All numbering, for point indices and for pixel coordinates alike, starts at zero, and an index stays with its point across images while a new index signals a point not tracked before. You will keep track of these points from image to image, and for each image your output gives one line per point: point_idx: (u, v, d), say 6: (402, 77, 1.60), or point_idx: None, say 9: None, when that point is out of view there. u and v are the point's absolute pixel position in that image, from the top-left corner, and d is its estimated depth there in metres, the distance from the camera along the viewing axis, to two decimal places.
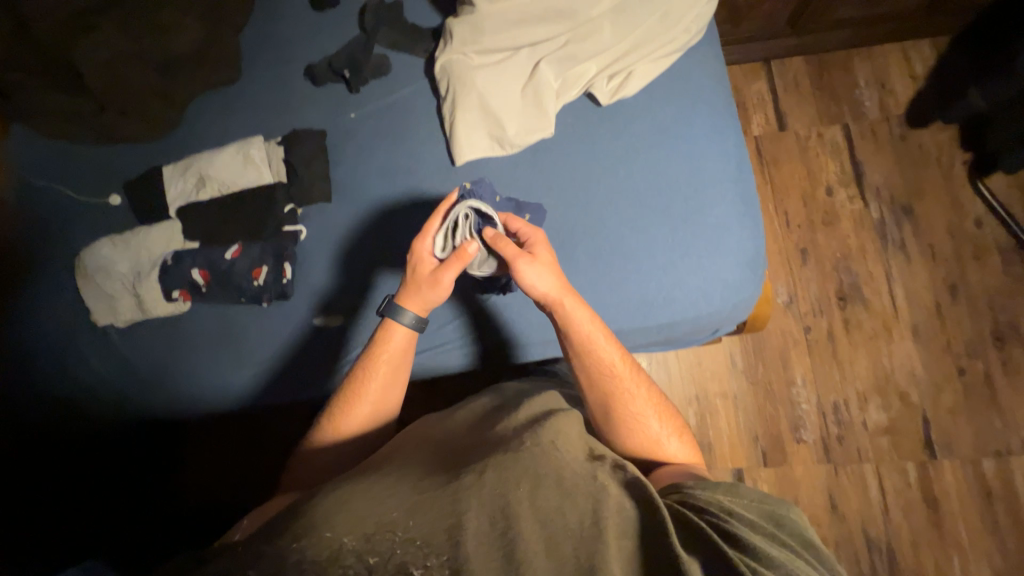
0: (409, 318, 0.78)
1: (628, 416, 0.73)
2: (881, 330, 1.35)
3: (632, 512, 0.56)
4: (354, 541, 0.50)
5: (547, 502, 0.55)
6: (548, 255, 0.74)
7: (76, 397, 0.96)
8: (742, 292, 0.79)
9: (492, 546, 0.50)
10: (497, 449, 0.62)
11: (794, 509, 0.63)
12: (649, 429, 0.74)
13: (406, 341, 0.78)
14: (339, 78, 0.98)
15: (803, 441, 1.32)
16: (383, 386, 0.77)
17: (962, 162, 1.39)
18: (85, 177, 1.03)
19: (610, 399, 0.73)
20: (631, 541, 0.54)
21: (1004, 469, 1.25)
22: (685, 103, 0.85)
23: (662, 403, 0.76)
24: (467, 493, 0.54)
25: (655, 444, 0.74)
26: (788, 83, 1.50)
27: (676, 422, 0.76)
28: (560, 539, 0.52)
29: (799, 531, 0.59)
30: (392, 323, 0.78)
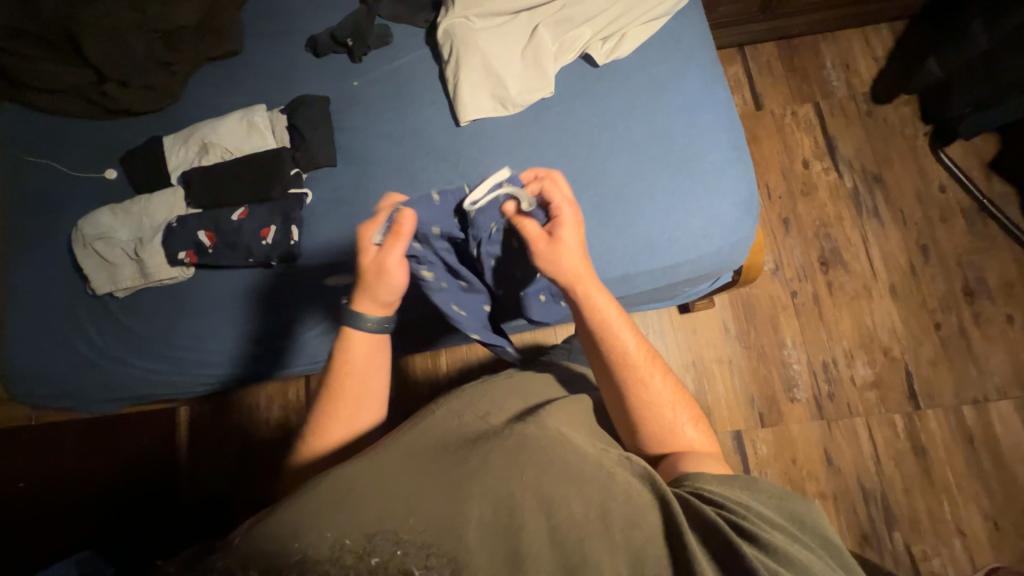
0: (371, 322, 0.71)
1: (642, 403, 0.70)
2: (862, 291, 1.42)
3: (641, 500, 0.54)
4: (355, 541, 0.47)
5: (553, 492, 0.53)
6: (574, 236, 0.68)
7: (72, 372, 0.93)
8: (738, 233, 0.85)
9: (496, 540, 0.49)
10: (499, 436, 0.60)
11: (815, 506, 0.61)
12: (663, 416, 0.70)
13: (367, 345, 0.72)
14: (341, 49, 1.01)
15: (796, 399, 1.36)
16: (361, 383, 0.72)
17: (923, 134, 1.50)
18: (78, 151, 1.01)
19: (623, 388, 0.70)
20: (642, 532, 0.51)
21: (983, 415, 1.32)
22: (676, 61, 0.91)
23: (680, 391, 0.72)
24: (471, 482, 0.53)
25: (671, 429, 0.70)
26: (762, 66, 1.59)
27: (691, 408, 0.72)
28: (566, 531, 0.50)
29: (820, 531, 0.58)
30: (351, 330, 0.71)
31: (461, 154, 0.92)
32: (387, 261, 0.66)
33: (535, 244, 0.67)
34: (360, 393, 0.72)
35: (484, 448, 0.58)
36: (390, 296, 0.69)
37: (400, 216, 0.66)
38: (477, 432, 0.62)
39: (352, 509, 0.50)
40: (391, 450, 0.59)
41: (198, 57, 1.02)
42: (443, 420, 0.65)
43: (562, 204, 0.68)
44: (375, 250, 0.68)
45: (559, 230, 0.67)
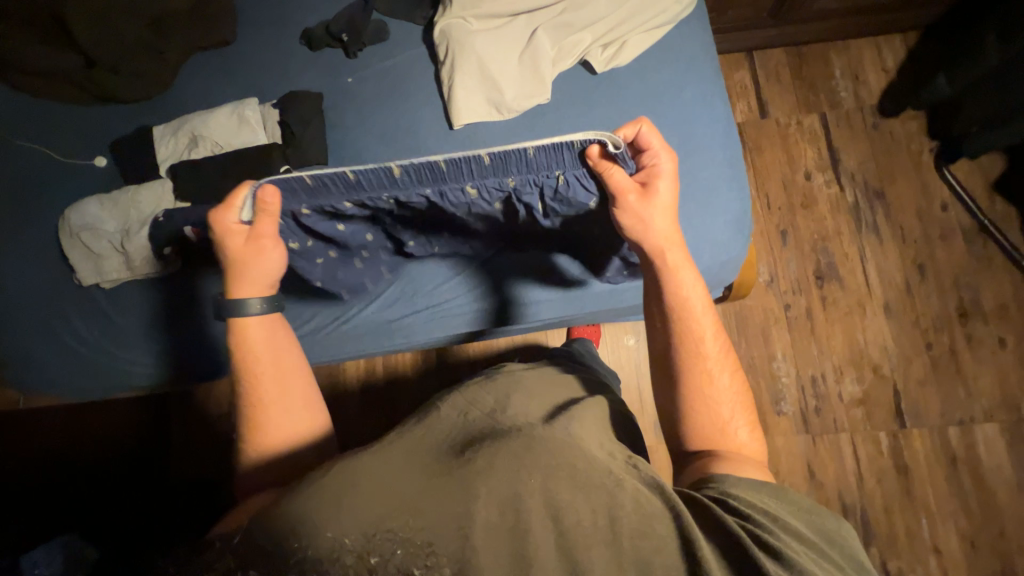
0: (256, 306, 0.70)
1: (700, 391, 0.65)
2: (855, 307, 1.41)
3: (652, 507, 0.51)
4: (355, 541, 0.46)
5: (561, 496, 0.50)
6: (669, 191, 0.69)
7: (58, 361, 0.93)
8: (730, 252, 0.85)
9: (502, 542, 0.47)
10: (509, 435, 0.57)
11: (846, 524, 0.55)
12: (720, 413, 0.64)
13: (264, 329, 0.70)
14: (337, 44, 0.99)
15: (783, 413, 1.37)
16: (278, 369, 0.68)
17: (929, 150, 1.48)
18: (66, 137, 1.00)
19: (685, 371, 0.65)
20: (650, 541, 0.48)
21: (968, 436, 1.32)
22: (676, 72, 0.90)
23: (744, 395, 0.66)
24: (477, 480, 0.50)
25: (724, 429, 0.63)
26: (769, 73, 1.56)
27: (750, 412, 0.66)
28: (574, 538, 0.48)
29: (847, 552, 0.52)
30: (241, 321, 0.70)
31: None
32: (258, 236, 0.71)
33: (624, 195, 0.68)
34: (281, 377, 0.68)
35: (490, 446, 0.55)
36: (268, 274, 0.72)
37: (263, 190, 0.70)
38: (486, 429, 0.59)
39: (354, 503, 0.48)
40: (396, 444, 0.56)
41: (191, 45, 1.00)
42: (447, 419, 0.62)
43: (659, 157, 0.70)
44: (241, 228, 0.71)
45: (656, 181, 0.70)
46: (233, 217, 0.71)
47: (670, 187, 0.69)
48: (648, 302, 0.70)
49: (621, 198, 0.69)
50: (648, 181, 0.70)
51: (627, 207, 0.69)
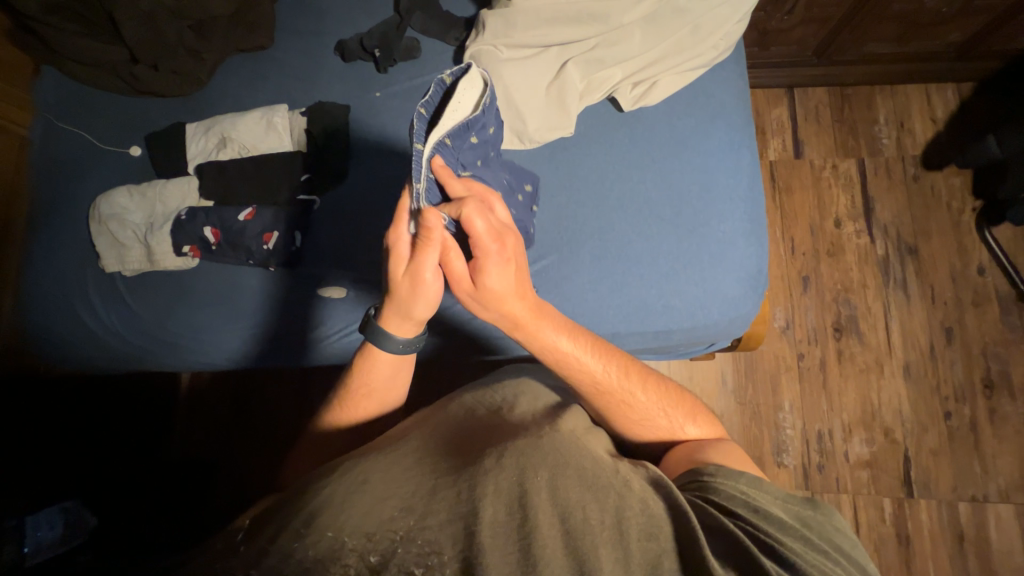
0: (400, 344, 0.68)
1: (630, 420, 0.68)
2: (873, 364, 1.36)
3: (658, 510, 0.51)
4: (356, 539, 0.44)
5: (568, 494, 0.50)
6: (504, 278, 0.60)
7: (78, 340, 0.97)
8: (739, 307, 0.84)
9: (508, 537, 0.45)
10: (517, 435, 0.57)
11: (824, 505, 0.58)
12: (660, 425, 0.69)
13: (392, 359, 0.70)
14: (369, 57, 1.01)
15: (784, 465, 1.32)
16: (388, 378, 0.71)
17: (970, 209, 1.41)
18: (104, 125, 1.04)
19: (606, 412, 0.68)
20: (656, 544, 0.48)
21: (979, 514, 1.26)
22: (704, 118, 0.89)
23: (673, 390, 0.70)
24: (483, 477, 0.50)
25: (671, 432, 0.69)
26: (809, 111, 1.50)
27: (687, 403, 0.71)
28: (581, 535, 0.47)
29: (831, 535, 0.55)
30: (375, 348, 0.69)
31: None
32: (423, 273, 0.61)
33: (457, 288, 0.63)
34: (385, 396, 0.73)
35: (496, 447, 0.55)
36: (419, 316, 0.66)
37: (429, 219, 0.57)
38: (491, 428, 0.60)
39: (360, 500, 0.48)
40: (404, 444, 0.58)
41: (230, 46, 1.03)
42: (454, 417, 0.64)
43: (484, 239, 0.57)
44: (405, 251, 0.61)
45: (483, 274, 0.59)
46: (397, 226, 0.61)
47: (501, 274, 0.59)
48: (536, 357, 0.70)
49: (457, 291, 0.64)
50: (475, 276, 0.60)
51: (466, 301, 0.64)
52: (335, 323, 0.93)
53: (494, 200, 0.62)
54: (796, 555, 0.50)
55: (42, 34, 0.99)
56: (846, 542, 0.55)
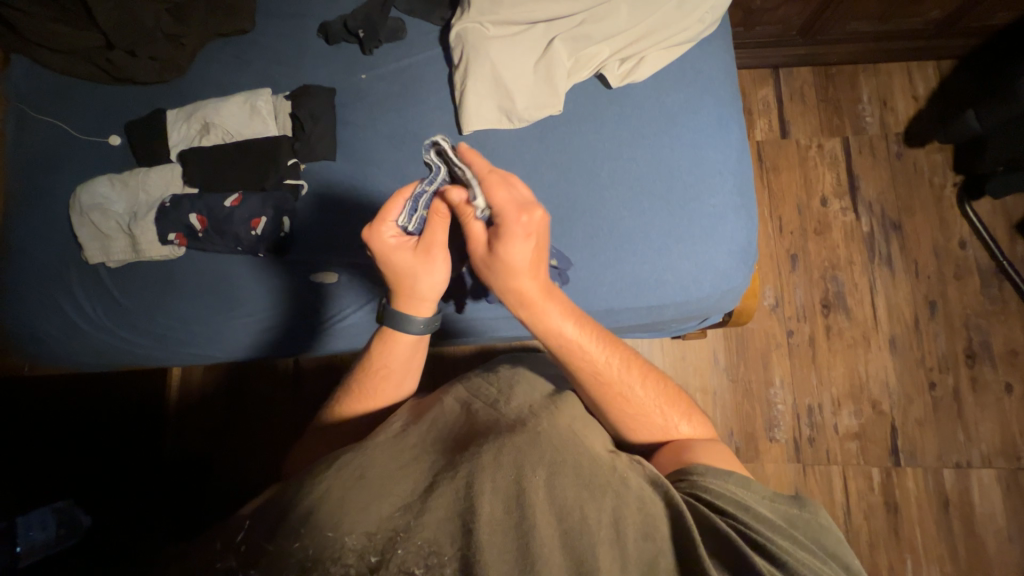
0: (419, 324, 0.69)
1: (624, 414, 0.68)
2: (860, 339, 1.39)
3: (654, 510, 0.52)
4: (356, 539, 0.44)
5: (565, 493, 0.50)
6: (526, 252, 0.58)
7: (63, 338, 0.95)
8: (730, 280, 0.85)
9: (506, 536, 0.46)
10: (514, 429, 0.57)
11: (808, 503, 0.60)
12: (653, 421, 0.68)
13: (410, 348, 0.70)
14: (353, 39, 0.99)
15: (776, 440, 1.34)
16: (404, 362, 0.71)
17: (952, 184, 1.44)
18: (80, 114, 1.01)
19: (603, 405, 0.68)
20: (654, 544, 0.50)
21: (963, 481, 1.30)
22: (693, 93, 0.90)
23: (669, 389, 0.70)
24: (479, 474, 0.50)
25: (664, 431, 0.68)
26: (794, 92, 1.51)
27: (684, 401, 0.71)
28: (579, 535, 0.48)
29: (815, 532, 0.57)
30: (396, 333, 0.69)
31: None
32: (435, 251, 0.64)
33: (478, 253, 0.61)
34: (399, 382, 0.71)
35: (493, 441, 0.54)
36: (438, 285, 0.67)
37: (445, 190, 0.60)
38: (490, 421, 0.59)
39: (359, 497, 0.47)
40: (402, 435, 0.57)
41: (209, 31, 1.01)
42: (450, 411, 0.62)
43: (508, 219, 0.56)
44: (404, 240, 0.63)
45: (503, 238, 0.57)
46: (391, 218, 0.62)
47: (525, 247, 0.57)
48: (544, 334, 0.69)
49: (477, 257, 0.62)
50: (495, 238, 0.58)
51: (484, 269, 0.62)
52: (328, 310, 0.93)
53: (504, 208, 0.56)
54: (785, 553, 0.52)
55: (10, 20, 0.95)
56: (828, 538, 0.57)
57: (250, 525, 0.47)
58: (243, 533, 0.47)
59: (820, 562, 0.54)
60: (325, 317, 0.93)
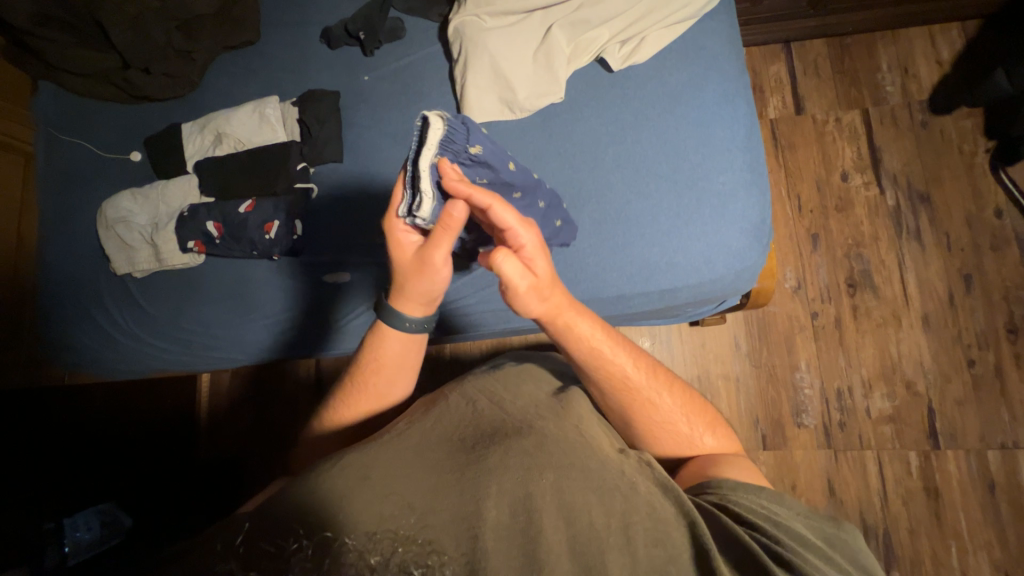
0: (410, 323, 0.65)
1: (651, 424, 0.66)
2: (890, 318, 1.33)
3: (665, 513, 0.52)
4: (357, 538, 0.44)
5: (573, 497, 0.50)
6: (545, 266, 0.57)
7: (96, 345, 1.00)
8: (745, 260, 0.82)
9: (512, 541, 0.46)
10: (521, 430, 0.56)
11: (850, 527, 0.57)
12: (678, 431, 0.66)
13: (401, 347, 0.66)
14: (355, 42, 1.01)
15: (804, 425, 1.30)
16: (399, 359, 0.67)
17: (984, 150, 1.37)
18: (102, 134, 1.06)
19: (629, 414, 0.66)
20: (664, 550, 0.49)
21: (1010, 462, 1.23)
22: (696, 70, 0.88)
23: (693, 402, 0.67)
24: (486, 477, 0.50)
25: (688, 441, 0.66)
26: (808, 66, 1.46)
27: (708, 413, 0.69)
28: (587, 541, 0.47)
29: (856, 557, 0.54)
30: (387, 330, 0.65)
31: None
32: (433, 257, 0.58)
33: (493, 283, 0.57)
34: (391, 382, 0.68)
35: (500, 443, 0.54)
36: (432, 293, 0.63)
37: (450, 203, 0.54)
38: (497, 420, 0.59)
39: (360, 495, 0.47)
40: (406, 432, 0.56)
41: (217, 45, 1.04)
42: (455, 407, 0.61)
43: (517, 230, 0.54)
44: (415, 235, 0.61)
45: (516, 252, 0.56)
46: (394, 209, 0.59)
47: (543, 261, 0.56)
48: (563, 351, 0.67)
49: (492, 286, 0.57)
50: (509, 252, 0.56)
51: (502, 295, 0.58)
52: (340, 309, 0.94)
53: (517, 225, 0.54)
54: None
55: (35, 48, 1.00)
56: (870, 565, 0.54)
57: (250, 518, 0.46)
58: (243, 533, 0.45)
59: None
60: (339, 316, 0.94)
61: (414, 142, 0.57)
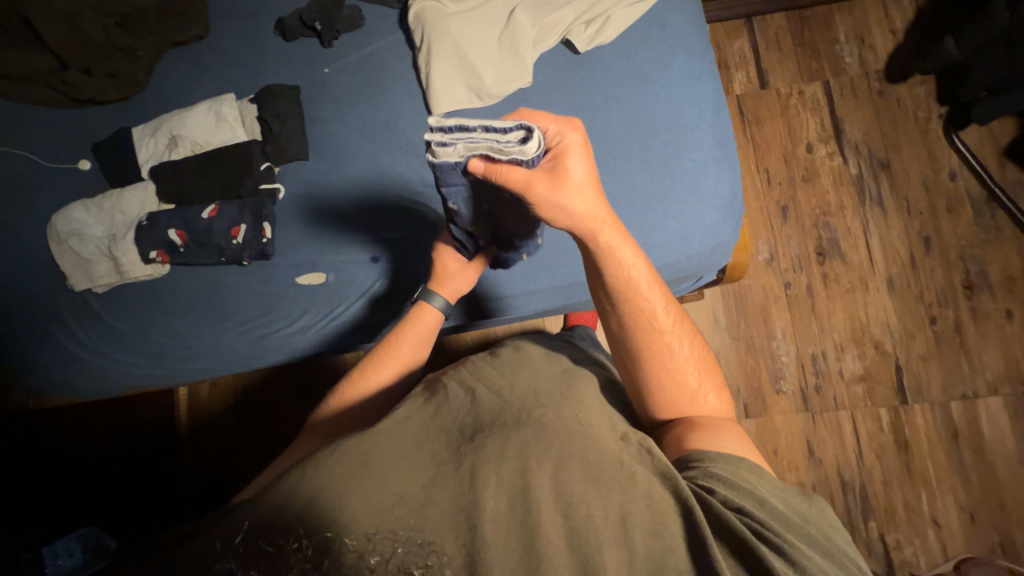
0: (439, 302, 0.80)
1: (664, 368, 0.65)
2: (858, 283, 1.38)
3: (663, 504, 0.51)
4: (355, 540, 0.43)
5: (570, 488, 0.50)
6: (584, 170, 0.57)
7: (57, 366, 0.94)
8: (719, 235, 0.84)
9: (510, 533, 0.46)
10: (519, 420, 0.56)
11: (818, 502, 0.58)
12: (687, 384, 0.65)
13: (434, 324, 0.79)
14: (311, 32, 0.97)
15: (783, 391, 1.35)
16: (421, 332, 0.78)
17: (937, 116, 1.42)
18: (43, 142, 0.99)
19: (646, 354, 0.64)
20: (661, 541, 0.48)
21: (971, 410, 1.31)
22: (662, 48, 0.88)
23: (705, 358, 0.68)
24: (483, 467, 0.50)
25: (694, 399, 0.65)
26: (769, 40, 1.48)
27: (714, 375, 0.68)
28: (585, 533, 0.47)
29: (829, 530, 0.54)
30: (424, 305, 0.80)
31: None
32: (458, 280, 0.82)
33: (532, 187, 0.55)
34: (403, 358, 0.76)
35: (498, 433, 0.54)
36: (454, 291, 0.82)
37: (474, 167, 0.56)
38: (499, 408, 0.59)
39: (361, 488, 0.47)
40: (405, 425, 0.57)
41: (162, 41, 0.98)
42: (455, 396, 0.62)
43: (563, 134, 0.57)
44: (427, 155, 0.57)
45: (564, 159, 0.56)
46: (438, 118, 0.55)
47: (585, 163, 0.57)
48: (589, 275, 0.65)
49: (528, 191, 0.56)
50: (556, 162, 0.57)
51: (539, 201, 0.56)
52: (319, 311, 0.92)
53: (567, 129, 0.57)
54: (805, 558, 0.49)
55: None
56: (839, 536, 0.55)
57: (249, 516, 0.46)
58: (243, 531, 0.44)
59: (833, 566, 0.51)
60: (317, 320, 0.91)
61: (509, 138, 0.54)
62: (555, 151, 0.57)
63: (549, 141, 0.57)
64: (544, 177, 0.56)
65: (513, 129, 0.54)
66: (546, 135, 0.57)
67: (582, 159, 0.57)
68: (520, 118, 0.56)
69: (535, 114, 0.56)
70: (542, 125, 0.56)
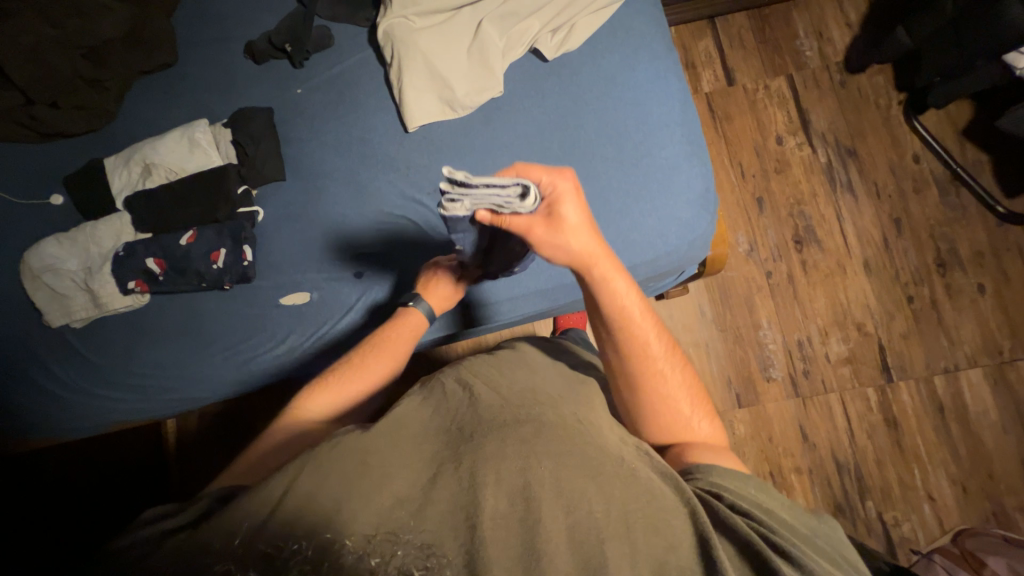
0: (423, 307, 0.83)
1: (658, 396, 0.65)
2: (835, 267, 1.42)
3: (666, 497, 0.51)
4: (355, 542, 0.43)
5: (572, 485, 0.50)
6: (578, 216, 0.57)
7: (34, 405, 0.91)
8: (695, 229, 0.85)
9: (509, 530, 0.46)
10: (517, 414, 0.57)
11: (831, 521, 0.56)
12: (678, 411, 0.65)
13: (416, 325, 0.82)
14: (282, 54, 0.98)
15: (772, 379, 1.37)
16: (406, 333, 0.80)
17: (897, 103, 1.48)
18: (11, 179, 0.97)
19: (639, 381, 0.64)
20: (663, 539, 0.48)
21: (954, 384, 1.34)
22: (628, 52, 0.90)
23: (697, 386, 0.67)
24: (484, 464, 0.50)
25: (685, 427, 0.65)
26: (733, 39, 1.53)
27: (707, 403, 0.67)
28: (586, 529, 0.47)
29: (840, 547, 0.53)
30: (409, 308, 0.83)
31: (413, 162, 0.91)
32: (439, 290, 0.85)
33: (532, 231, 0.58)
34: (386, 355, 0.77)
35: (498, 431, 0.54)
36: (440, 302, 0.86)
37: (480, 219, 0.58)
38: (497, 405, 0.59)
39: (362, 487, 0.48)
40: (405, 420, 0.58)
41: (131, 71, 0.98)
42: (452, 393, 0.62)
43: (554, 183, 0.56)
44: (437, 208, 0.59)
45: (559, 208, 0.57)
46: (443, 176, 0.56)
47: (578, 209, 0.57)
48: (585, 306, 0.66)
49: (529, 236, 0.59)
50: (551, 209, 0.57)
51: (538, 243, 0.58)
52: (304, 330, 0.91)
53: (558, 180, 0.56)
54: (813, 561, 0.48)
55: None
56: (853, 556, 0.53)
57: (249, 518, 0.45)
58: (243, 534, 0.44)
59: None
60: (301, 340, 0.90)
61: (509, 196, 0.55)
62: (550, 201, 0.57)
63: (544, 190, 0.57)
64: (541, 225, 0.57)
65: (512, 185, 0.55)
66: (539, 182, 0.57)
67: (576, 206, 0.57)
68: (517, 170, 0.57)
69: (528, 167, 0.56)
70: (535, 177, 0.56)
